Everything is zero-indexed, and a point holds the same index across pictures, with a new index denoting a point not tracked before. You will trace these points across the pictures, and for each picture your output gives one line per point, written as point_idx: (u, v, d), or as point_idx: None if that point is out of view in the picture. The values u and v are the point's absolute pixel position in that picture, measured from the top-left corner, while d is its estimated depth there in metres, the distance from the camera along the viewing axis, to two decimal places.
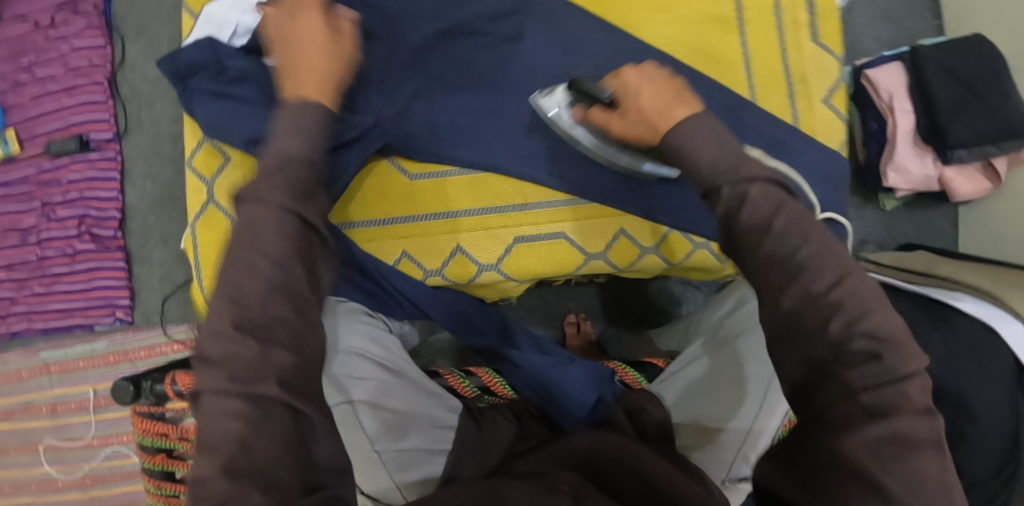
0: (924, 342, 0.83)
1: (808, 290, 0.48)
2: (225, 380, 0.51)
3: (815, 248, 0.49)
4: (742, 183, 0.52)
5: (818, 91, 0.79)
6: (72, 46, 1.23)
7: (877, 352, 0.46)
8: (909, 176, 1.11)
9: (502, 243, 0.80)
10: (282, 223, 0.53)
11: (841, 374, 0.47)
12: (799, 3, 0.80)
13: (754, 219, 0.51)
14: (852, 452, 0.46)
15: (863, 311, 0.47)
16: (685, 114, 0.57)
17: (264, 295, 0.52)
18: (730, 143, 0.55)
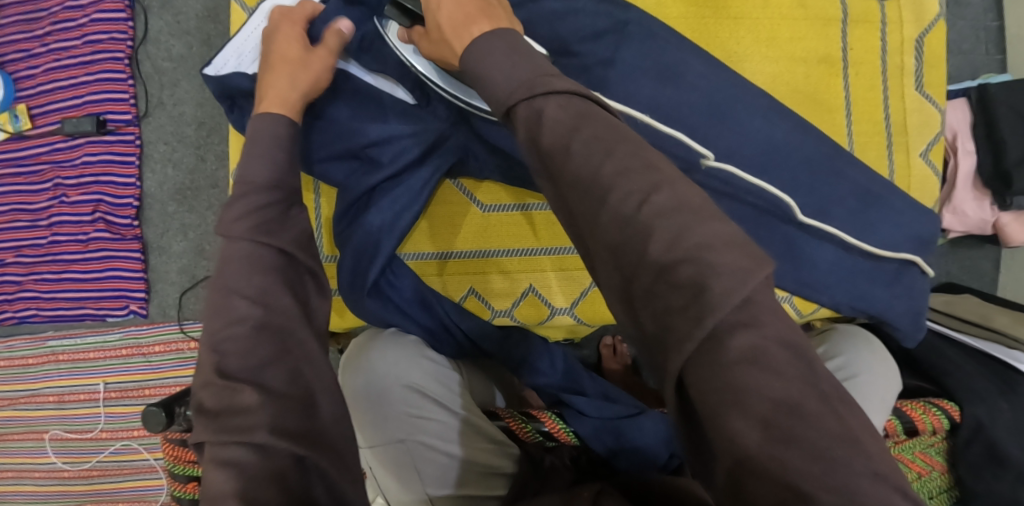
0: (996, 408, 0.80)
1: (618, 213, 0.44)
2: (219, 428, 0.48)
3: (619, 162, 0.45)
4: (539, 98, 0.48)
5: (916, 144, 0.77)
6: (91, 17, 1.14)
7: (705, 280, 0.41)
8: (965, 218, 1.09)
9: (578, 287, 0.80)
10: (259, 258, 0.55)
11: (679, 327, 0.41)
12: (907, 48, 0.77)
13: (554, 136, 0.46)
14: (738, 437, 0.39)
15: (682, 226, 0.43)
16: (483, 29, 0.53)
17: (248, 337, 0.51)
18: (529, 57, 0.50)
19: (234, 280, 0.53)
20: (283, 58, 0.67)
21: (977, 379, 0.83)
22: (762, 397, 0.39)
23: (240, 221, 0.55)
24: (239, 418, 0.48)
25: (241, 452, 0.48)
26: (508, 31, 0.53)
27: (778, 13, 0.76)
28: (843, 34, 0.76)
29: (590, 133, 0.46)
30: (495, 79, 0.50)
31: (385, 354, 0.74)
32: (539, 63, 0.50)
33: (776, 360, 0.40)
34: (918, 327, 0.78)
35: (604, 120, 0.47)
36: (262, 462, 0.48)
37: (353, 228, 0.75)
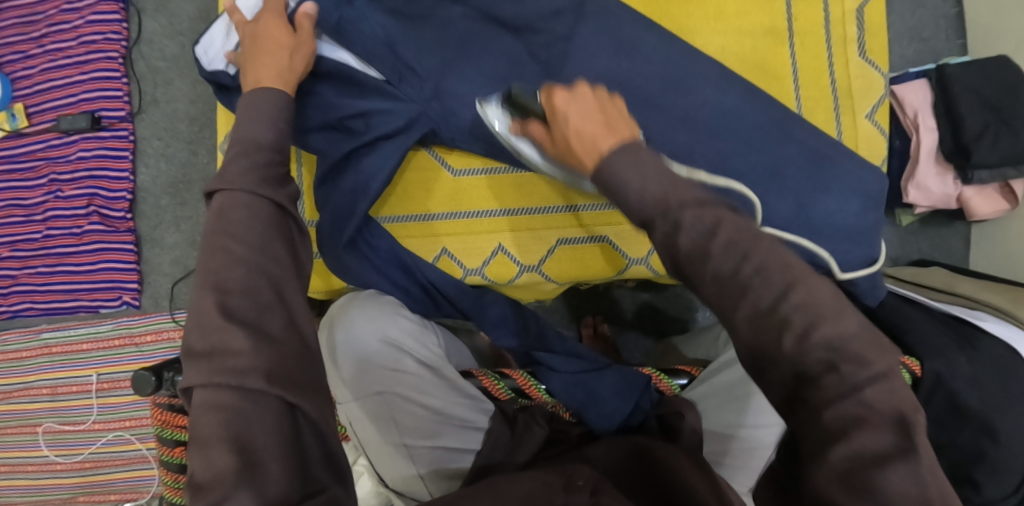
0: (955, 362, 0.82)
1: (755, 307, 0.44)
2: (208, 371, 0.51)
3: (762, 263, 0.45)
4: (674, 211, 0.47)
5: (862, 106, 0.81)
6: (85, 19, 1.19)
7: (833, 362, 0.43)
8: (929, 193, 1.12)
9: (544, 245, 0.82)
10: (258, 211, 0.56)
11: (812, 396, 0.43)
12: (848, 19, 0.80)
13: (693, 242, 0.46)
14: (823, 489, 0.43)
15: (815, 319, 0.43)
16: (610, 145, 0.51)
17: (244, 279, 0.54)
18: (664, 170, 0.49)
19: (226, 228, 0.55)
20: (274, 43, 0.70)
21: (941, 338, 0.85)
22: (853, 454, 0.42)
23: (240, 176, 0.56)
24: (231, 360, 0.51)
25: (230, 396, 0.51)
26: (635, 142, 0.51)
27: None
28: (787, 7, 0.79)
29: (728, 237, 0.45)
30: (631, 196, 0.49)
31: (363, 311, 0.76)
32: (668, 173, 0.49)
33: (872, 416, 0.42)
34: (876, 285, 0.80)
35: (744, 226, 0.46)
36: (243, 403, 0.51)
37: (331, 190, 0.79)
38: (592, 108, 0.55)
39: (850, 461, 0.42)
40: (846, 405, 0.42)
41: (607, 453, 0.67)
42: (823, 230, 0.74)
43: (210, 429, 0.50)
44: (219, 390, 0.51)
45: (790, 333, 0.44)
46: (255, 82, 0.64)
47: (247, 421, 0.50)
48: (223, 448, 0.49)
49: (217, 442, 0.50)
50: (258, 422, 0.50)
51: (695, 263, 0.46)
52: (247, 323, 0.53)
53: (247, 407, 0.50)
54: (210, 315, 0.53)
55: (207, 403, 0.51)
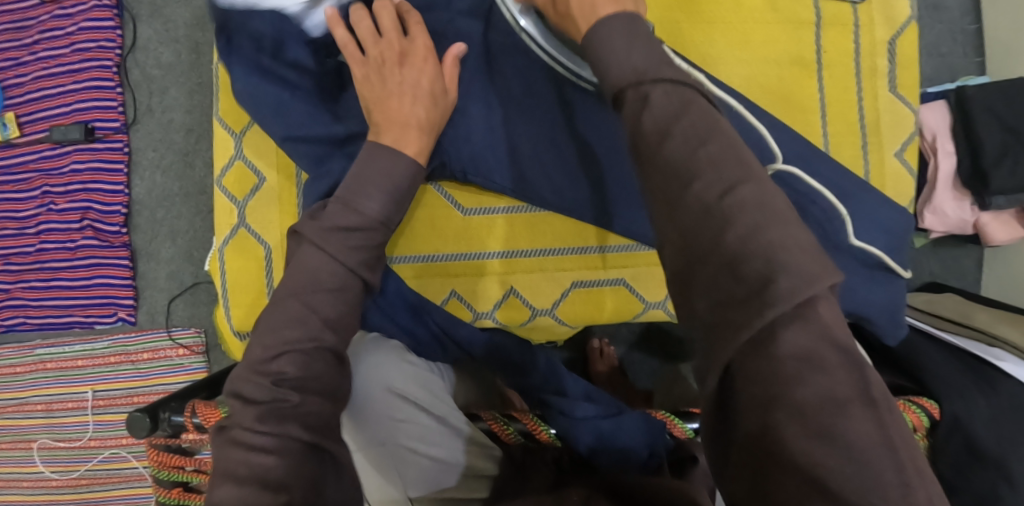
0: (973, 403, 0.81)
1: (699, 199, 0.45)
2: (254, 416, 0.55)
3: (714, 153, 0.46)
4: (646, 84, 0.50)
5: (891, 144, 0.79)
6: (79, 26, 1.15)
7: (774, 276, 0.42)
8: (945, 218, 1.10)
9: (558, 288, 0.81)
10: (347, 287, 0.63)
11: (737, 317, 0.42)
12: (879, 50, 0.79)
13: (656, 120, 0.48)
14: (766, 417, 0.41)
15: (759, 221, 0.44)
16: (609, 12, 0.55)
17: (309, 352, 0.59)
18: (644, 40, 0.52)
19: None
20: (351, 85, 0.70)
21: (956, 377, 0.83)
22: (802, 392, 0.41)
23: (332, 241, 0.63)
24: (279, 407, 0.56)
25: (271, 441, 0.54)
26: (633, 14, 0.55)
27: (751, 16, 0.77)
28: (816, 37, 0.78)
29: (689, 123, 0.48)
30: (610, 57, 0.52)
31: (368, 355, 0.75)
32: (656, 52, 0.52)
33: (827, 360, 0.41)
34: (897, 323, 0.77)
35: (705, 110, 0.49)
36: (278, 448, 0.54)
37: None
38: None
39: (814, 405, 0.40)
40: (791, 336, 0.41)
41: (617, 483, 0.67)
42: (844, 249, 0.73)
43: (244, 469, 0.53)
44: (259, 433, 0.55)
45: (734, 250, 0.43)
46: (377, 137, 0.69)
47: (280, 469, 0.54)
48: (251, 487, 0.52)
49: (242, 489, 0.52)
50: (290, 469, 0.54)
51: (652, 140, 0.48)
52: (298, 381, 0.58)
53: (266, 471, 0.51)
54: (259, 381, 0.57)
55: (243, 442, 0.55)
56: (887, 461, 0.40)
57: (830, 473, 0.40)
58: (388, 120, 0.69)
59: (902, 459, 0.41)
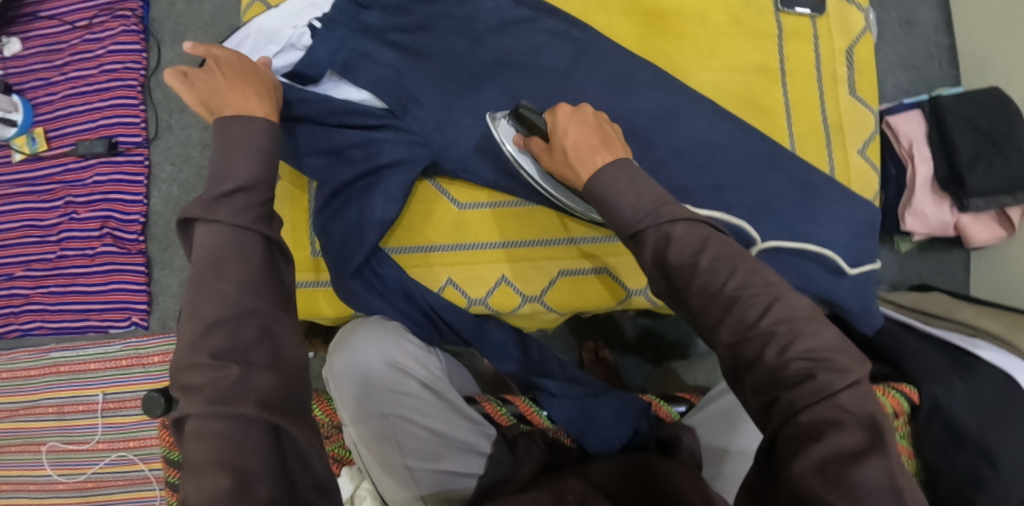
0: (950, 386, 0.82)
1: (741, 319, 0.54)
2: (201, 400, 0.52)
3: (744, 280, 0.55)
4: (667, 225, 0.58)
5: (853, 142, 0.83)
6: (107, 49, 1.24)
7: (811, 374, 0.51)
8: (926, 220, 1.13)
9: (546, 276, 0.80)
10: (243, 242, 0.58)
11: (782, 397, 0.51)
12: (837, 58, 0.84)
13: (681, 256, 0.57)
14: (800, 478, 0.48)
15: (794, 331, 0.53)
16: (606, 159, 0.63)
17: (235, 320, 0.55)
18: (647, 184, 0.61)
19: (217, 272, 0.56)
20: (251, 75, 0.70)
21: (938, 361, 0.85)
22: (823, 450, 0.48)
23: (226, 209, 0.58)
24: (224, 387, 0.52)
25: (223, 424, 0.52)
26: (626, 160, 0.63)
27: (718, 29, 0.83)
28: (777, 47, 0.83)
29: (714, 253, 0.56)
30: (625, 204, 0.60)
31: (368, 333, 0.74)
32: (661, 194, 0.61)
33: (846, 423, 0.49)
34: (870, 311, 0.81)
35: (723, 242, 0.57)
36: (235, 429, 0.52)
37: (337, 219, 0.79)
38: (586, 129, 0.66)
39: (826, 457, 0.48)
40: (818, 410, 0.50)
41: (604, 469, 0.68)
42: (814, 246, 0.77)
43: (198, 457, 0.51)
44: (211, 418, 0.52)
45: (775, 360, 0.52)
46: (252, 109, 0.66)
47: (234, 452, 0.51)
48: (218, 471, 0.50)
49: (209, 469, 0.50)
50: (245, 450, 0.51)
51: (685, 272, 0.56)
52: (235, 354, 0.54)
53: (235, 432, 0.52)
54: (197, 365, 0.54)
55: (198, 432, 0.52)
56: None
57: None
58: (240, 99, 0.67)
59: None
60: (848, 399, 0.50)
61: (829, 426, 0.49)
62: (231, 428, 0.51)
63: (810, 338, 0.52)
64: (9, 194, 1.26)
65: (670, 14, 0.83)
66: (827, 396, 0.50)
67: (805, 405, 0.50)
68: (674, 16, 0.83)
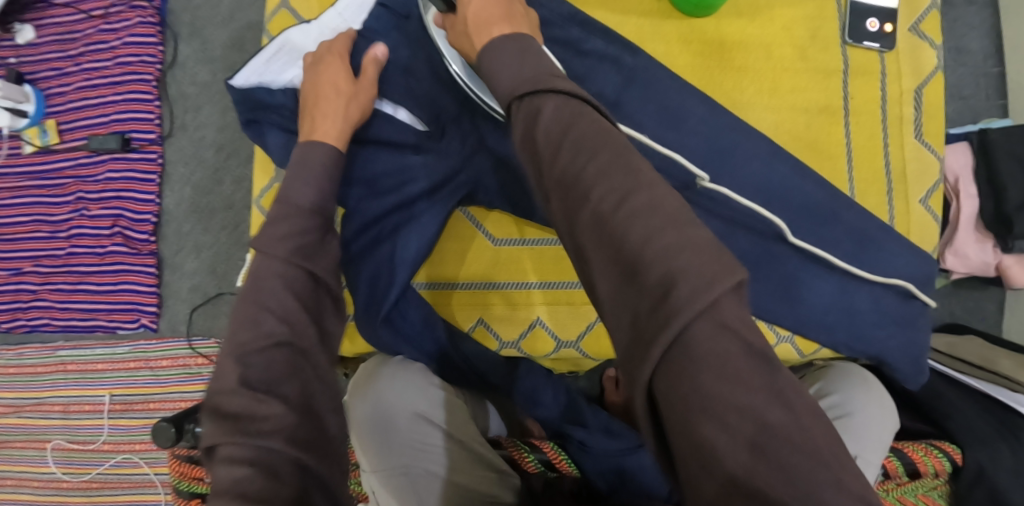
0: (998, 453, 0.78)
1: (598, 211, 0.46)
2: (234, 432, 0.49)
3: (604, 164, 0.47)
4: (538, 98, 0.51)
5: (916, 191, 0.78)
6: (123, 40, 1.19)
7: (672, 282, 0.43)
8: (967, 260, 1.10)
9: (584, 320, 0.76)
10: (291, 279, 0.56)
11: (645, 319, 0.43)
12: (905, 99, 0.79)
13: (549, 134, 0.50)
14: (689, 426, 0.41)
15: (655, 227, 0.45)
16: (501, 31, 0.58)
17: (281, 345, 0.53)
18: (534, 60, 0.54)
19: (257, 299, 0.54)
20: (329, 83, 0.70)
21: (978, 419, 0.82)
22: (699, 386, 0.41)
23: (281, 241, 0.57)
24: (257, 424, 0.49)
25: (252, 457, 0.48)
26: (524, 34, 0.57)
27: (782, 65, 0.79)
28: (843, 84, 0.79)
29: (578, 135, 0.49)
30: (501, 79, 0.54)
31: (395, 381, 0.72)
32: (543, 66, 0.54)
33: (737, 364, 0.42)
34: (919, 369, 0.77)
35: (594, 123, 0.50)
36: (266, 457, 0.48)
37: (369, 254, 0.74)
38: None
39: (714, 402, 0.41)
40: (687, 331, 0.42)
41: None
42: (864, 314, 0.74)
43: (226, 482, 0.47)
44: (241, 451, 0.48)
45: (635, 260, 0.44)
46: (311, 133, 0.67)
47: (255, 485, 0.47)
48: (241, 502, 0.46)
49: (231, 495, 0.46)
50: (269, 484, 0.47)
51: (547, 153, 0.49)
52: (274, 389, 0.51)
53: (268, 464, 0.48)
54: (235, 387, 0.50)
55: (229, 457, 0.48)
56: (799, 457, 0.40)
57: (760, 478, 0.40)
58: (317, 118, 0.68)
59: (821, 455, 0.41)
60: (728, 313, 0.43)
61: (705, 361, 0.41)
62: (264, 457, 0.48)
63: (673, 235, 0.44)
64: (19, 187, 1.23)
65: (731, 43, 0.79)
66: (698, 314, 0.42)
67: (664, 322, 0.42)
68: (736, 47, 0.79)
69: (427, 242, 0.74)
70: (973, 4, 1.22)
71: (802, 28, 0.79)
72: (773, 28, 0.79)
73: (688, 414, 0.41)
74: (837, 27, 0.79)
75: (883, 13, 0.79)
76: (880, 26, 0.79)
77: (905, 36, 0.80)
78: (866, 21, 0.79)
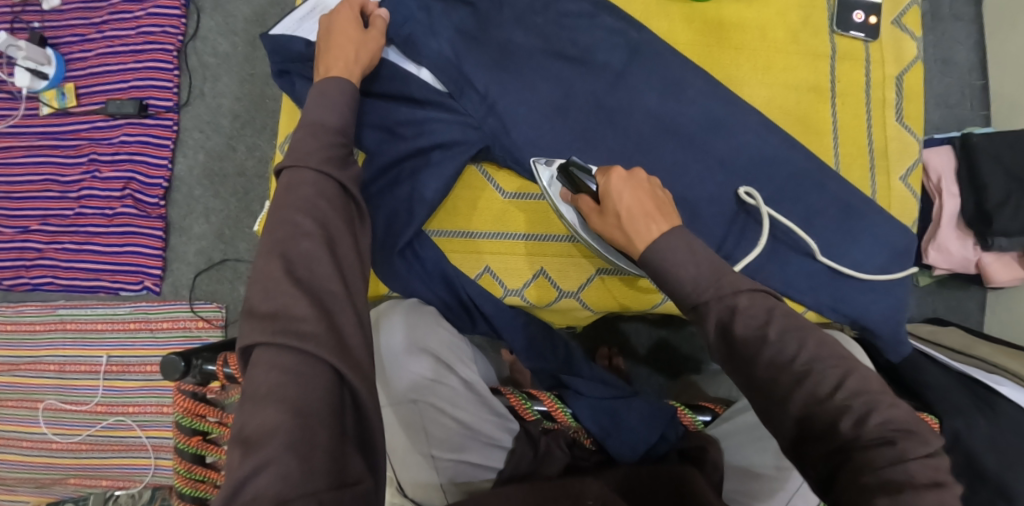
0: (973, 422, 0.82)
1: (812, 393, 0.53)
2: (273, 330, 0.54)
3: (813, 351, 0.54)
4: (730, 296, 0.56)
5: (897, 168, 0.83)
6: (147, 11, 1.24)
7: (887, 436, 0.50)
8: (949, 256, 1.15)
9: (585, 273, 0.80)
10: (324, 187, 0.61)
11: (851, 462, 0.51)
12: (888, 84, 0.84)
13: (748, 329, 0.55)
14: None
15: (865, 403, 0.52)
16: (661, 229, 0.61)
17: (311, 248, 0.58)
18: (707, 256, 0.59)
19: (294, 204, 0.60)
20: (343, 36, 0.73)
21: (956, 391, 0.85)
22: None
23: (311, 154, 0.62)
24: (295, 323, 0.54)
25: (294, 358, 0.53)
26: (684, 229, 0.61)
27: (775, 46, 0.84)
28: (830, 68, 0.84)
29: (782, 324, 0.55)
30: (681, 275, 0.58)
31: (410, 318, 0.75)
32: (715, 256, 0.59)
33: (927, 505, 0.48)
34: (899, 339, 0.80)
35: (788, 312, 0.56)
36: (300, 365, 0.53)
37: (388, 194, 0.79)
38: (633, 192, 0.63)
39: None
40: (887, 473, 0.49)
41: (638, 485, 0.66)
42: (848, 280, 0.79)
43: (264, 390, 0.52)
44: (281, 351, 0.54)
45: (843, 431, 0.51)
46: (326, 74, 0.69)
47: (294, 387, 0.52)
48: (273, 406, 0.51)
49: (267, 403, 0.52)
50: (307, 385, 0.53)
51: (753, 344, 0.55)
52: (310, 288, 0.57)
53: (301, 367, 0.53)
54: (272, 291, 0.56)
55: (267, 363, 0.53)
56: None
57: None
58: (332, 58, 0.71)
59: None
60: (918, 466, 0.49)
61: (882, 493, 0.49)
62: (301, 364, 0.53)
63: (880, 412, 0.51)
64: (33, 147, 1.26)
65: (728, 24, 0.84)
66: (896, 462, 0.50)
67: (874, 467, 0.50)
68: (734, 28, 0.84)
69: (444, 186, 0.78)
70: (959, 20, 1.30)
71: (793, 14, 0.84)
72: (771, 13, 0.84)
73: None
74: (826, 16, 0.85)
75: (868, 6, 0.84)
76: (865, 19, 0.85)
77: (888, 28, 0.86)
78: (852, 13, 0.85)
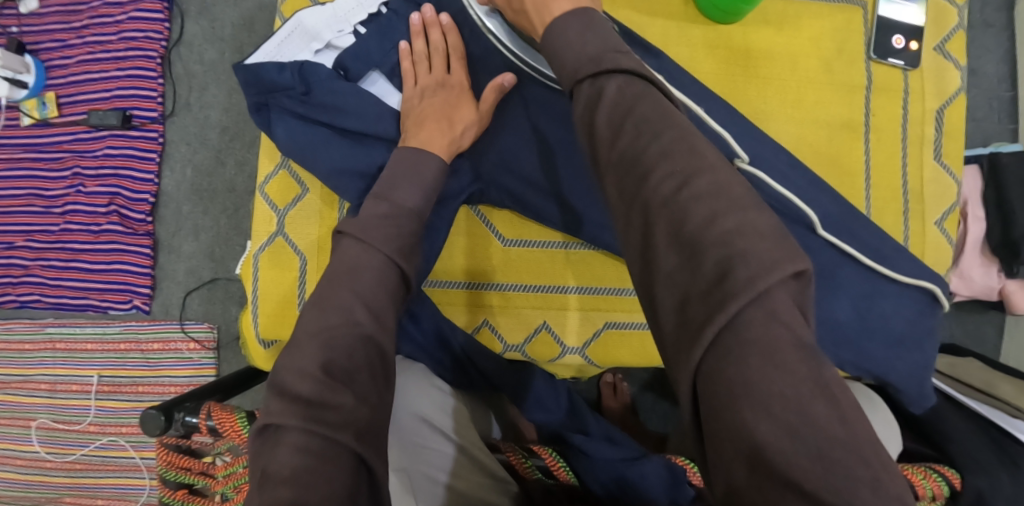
0: (996, 481, 0.77)
1: (658, 192, 0.45)
2: (304, 414, 0.49)
3: (668, 144, 0.46)
4: (604, 79, 0.50)
5: (932, 213, 0.78)
6: (129, 15, 1.17)
7: (730, 266, 0.41)
8: (971, 283, 1.09)
9: (590, 327, 0.77)
10: (388, 274, 0.57)
11: (697, 306, 0.41)
12: (927, 119, 0.78)
13: (612, 117, 0.48)
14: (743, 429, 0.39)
15: (715, 210, 0.43)
16: (564, 9, 0.55)
17: (354, 342, 0.53)
18: (607, 36, 0.53)
19: (353, 289, 0.55)
20: (434, 109, 0.70)
21: (977, 444, 0.81)
22: (768, 385, 0.39)
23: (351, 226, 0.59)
24: (327, 412, 0.49)
25: (321, 441, 0.48)
26: (589, 10, 0.54)
27: (803, 76, 0.77)
28: (865, 100, 0.77)
29: (643, 115, 0.47)
30: (566, 49, 0.52)
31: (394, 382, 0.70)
32: (614, 43, 0.52)
33: (788, 358, 0.39)
34: (924, 393, 0.76)
35: (658, 105, 0.48)
36: (326, 448, 0.48)
37: None
38: (426, 57, 0.73)
39: (774, 402, 0.39)
40: (741, 310, 0.40)
41: None
42: (874, 332, 0.73)
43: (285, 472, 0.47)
44: (309, 434, 0.48)
45: (695, 240, 0.42)
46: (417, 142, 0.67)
47: (324, 477, 0.47)
48: (287, 488, 0.46)
49: (285, 485, 0.46)
50: (330, 471, 0.47)
51: (607, 136, 0.48)
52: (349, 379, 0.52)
53: (321, 454, 0.48)
54: (307, 368, 0.51)
55: (288, 443, 0.48)
56: (855, 458, 0.38)
57: (780, 447, 0.38)
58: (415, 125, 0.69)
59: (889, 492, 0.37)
60: (782, 295, 0.40)
61: (752, 351, 0.39)
62: (326, 445, 0.48)
63: (737, 217, 0.43)
64: (14, 158, 1.21)
65: (754, 52, 0.78)
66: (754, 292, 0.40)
67: (721, 301, 0.40)
68: (757, 56, 0.78)
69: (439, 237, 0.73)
70: (990, 27, 1.22)
71: (826, 41, 0.78)
72: (798, 40, 0.78)
73: (732, 406, 0.39)
74: (863, 42, 0.78)
75: (909, 30, 0.78)
76: (906, 43, 0.78)
77: (931, 55, 0.79)
78: (892, 37, 0.78)
